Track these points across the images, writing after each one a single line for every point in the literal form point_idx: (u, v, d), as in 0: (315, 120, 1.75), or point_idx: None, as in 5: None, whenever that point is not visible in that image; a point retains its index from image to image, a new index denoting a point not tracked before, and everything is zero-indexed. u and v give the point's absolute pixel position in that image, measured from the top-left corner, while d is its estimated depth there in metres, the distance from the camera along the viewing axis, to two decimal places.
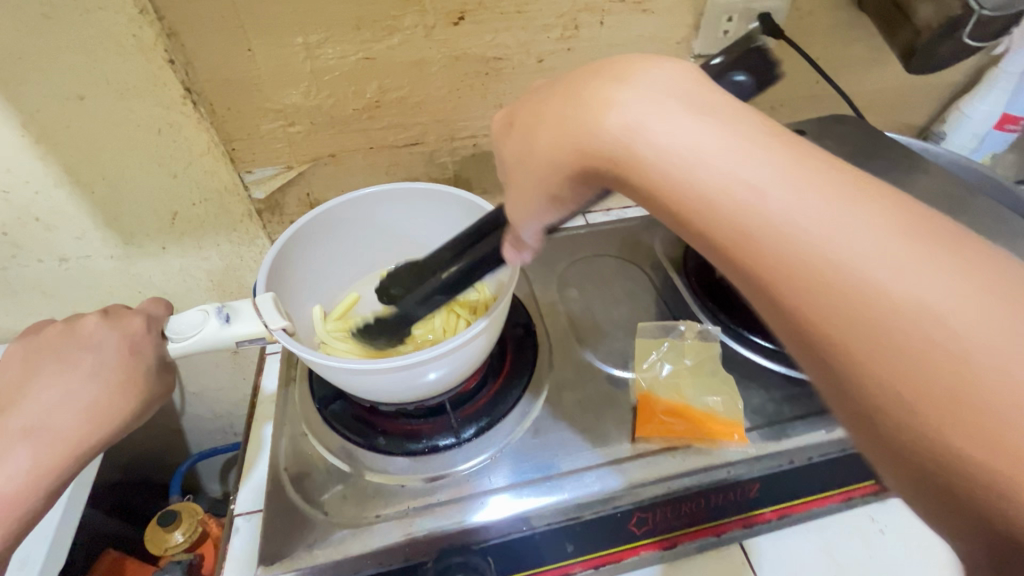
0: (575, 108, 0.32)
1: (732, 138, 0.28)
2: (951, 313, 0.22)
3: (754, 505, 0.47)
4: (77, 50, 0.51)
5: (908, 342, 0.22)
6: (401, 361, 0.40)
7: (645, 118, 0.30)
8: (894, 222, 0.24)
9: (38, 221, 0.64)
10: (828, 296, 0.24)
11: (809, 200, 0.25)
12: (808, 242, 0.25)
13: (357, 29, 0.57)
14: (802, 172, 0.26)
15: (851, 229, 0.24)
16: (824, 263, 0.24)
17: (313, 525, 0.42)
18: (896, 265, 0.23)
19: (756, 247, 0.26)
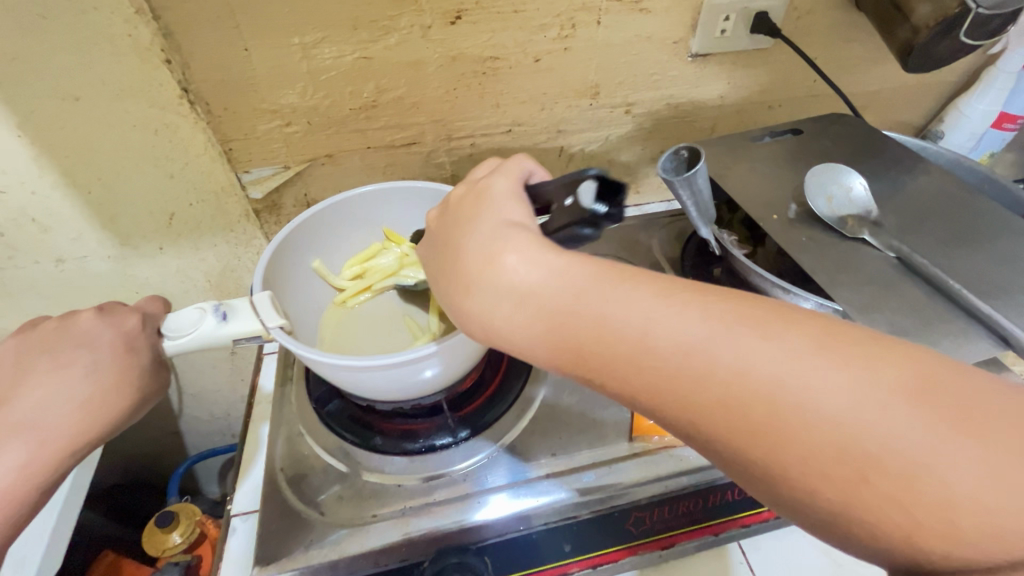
0: (459, 315, 0.34)
1: (583, 284, 0.31)
2: (786, 385, 0.26)
3: (753, 504, 0.47)
4: (73, 50, 0.51)
5: (765, 432, 0.26)
6: (398, 360, 0.40)
7: (504, 266, 0.32)
8: (716, 316, 0.29)
9: (34, 223, 0.64)
10: (705, 403, 0.28)
11: (665, 314, 0.29)
12: (674, 357, 0.29)
13: (353, 29, 0.57)
14: (643, 298, 0.30)
15: (701, 335, 0.28)
16: (693, 374, 0.28)
17: (310, 525, 0.42)
18: (741, 363, 0.27)
19: (693, 397, 0.28)
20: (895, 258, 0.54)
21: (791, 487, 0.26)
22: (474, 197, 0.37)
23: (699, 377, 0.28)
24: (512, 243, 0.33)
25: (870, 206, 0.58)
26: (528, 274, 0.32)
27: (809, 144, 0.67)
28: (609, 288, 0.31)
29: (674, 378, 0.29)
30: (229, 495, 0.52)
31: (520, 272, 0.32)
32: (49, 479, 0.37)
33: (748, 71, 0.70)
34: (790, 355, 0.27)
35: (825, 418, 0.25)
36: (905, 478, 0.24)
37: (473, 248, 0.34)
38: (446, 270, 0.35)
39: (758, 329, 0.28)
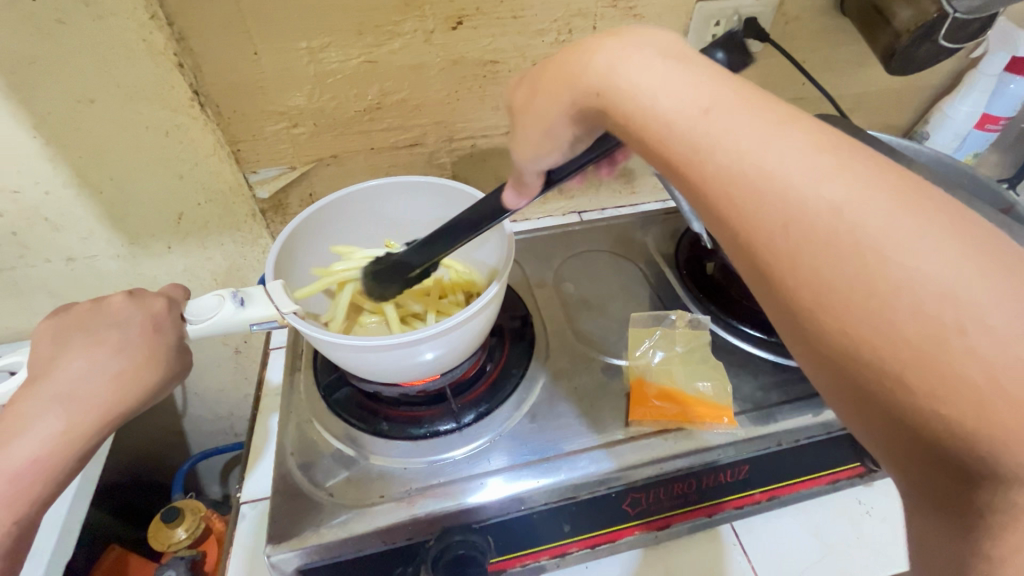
0: (558, 78, 0.35)
1: (703, 93, 0.29)
2: (894, 229, 0.22)
3: (744, 487, 0.49)
4: (90, 53, 0.53)
5: (845, 263, 0.23)
6: (401, 341, 0.42)
7: (623, 66, 0.32)
8: (837, 155, 0.25)
9: (47, 222, 0.66)
10: (774, 225, 0.25)
11: (780, 139, 0.26)
12: (753, 176, 0.25)
13: (359, 33, 0.59)
14: (760, 127, 0.26)
15: (797, 163, 0.25)
16: (764, 195, 0.25)
17: (319, 506, 0.43)
18: (836, 198, 0.24)
19: (759, 215, 0.25)
20: None
21: (836, 334, 0.23)
22: (608, 33, 0.35)
23: (780, 197, 0.25)
24: (639, 55, 0.32)
25: None
26: (642, 73, 0.31)
27: None
28: (728, 99, 0.28)
29: (725, 193, 0.26)
30: (238, 483, 0.54)
31: (639, 74, 0.31)
32: (82, 449, 0.39)
33: None
34: (903, 208, 0.23)
35: (918, 273, 0.21)
36: (973, 350, 0.20)
37: (589, 59, 0.33)
38: (556, 76, 0.35)
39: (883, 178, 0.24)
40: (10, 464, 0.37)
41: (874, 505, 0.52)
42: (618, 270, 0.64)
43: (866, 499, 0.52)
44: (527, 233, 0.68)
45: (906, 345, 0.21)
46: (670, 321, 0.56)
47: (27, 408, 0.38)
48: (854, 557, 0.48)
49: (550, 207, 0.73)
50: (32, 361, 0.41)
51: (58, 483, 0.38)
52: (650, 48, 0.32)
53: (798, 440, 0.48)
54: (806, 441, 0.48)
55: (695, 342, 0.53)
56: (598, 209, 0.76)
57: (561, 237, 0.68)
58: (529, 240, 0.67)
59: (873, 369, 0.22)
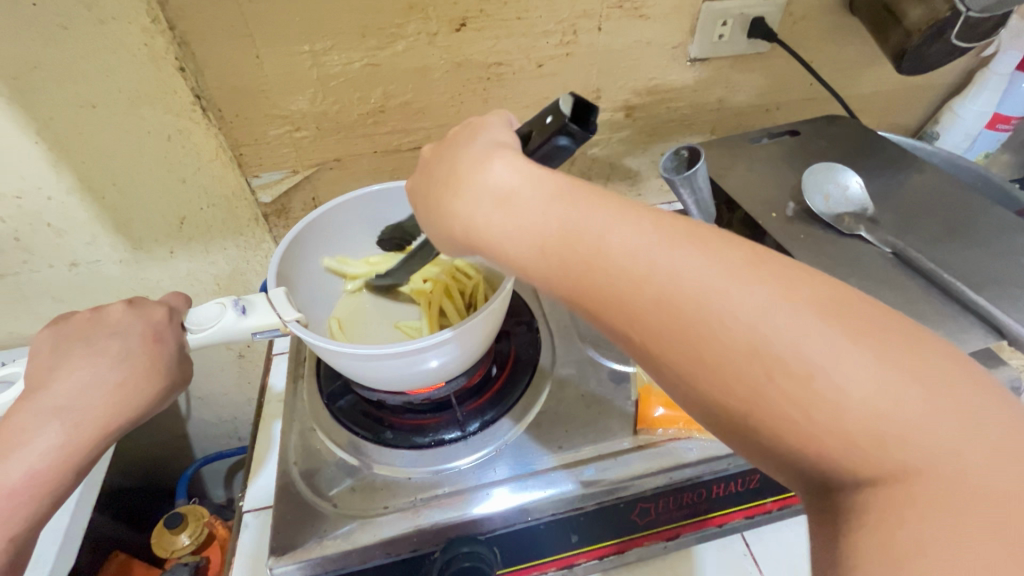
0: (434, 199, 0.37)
1: (550, 198, 0.32)
2: (742, 303, 0.26)
3: (755, 496, 0.48)
4: (92, 58, 0.53)
5: (714, 349, 0.26)
6: (406, 349, 0.41)
7: (477, 203, 0.34)
8: (679, 241, 0.29)
9: (50, 227, 0.66)
10: (651, 317, 0.28)
11: (627, 230, 0.30)
12: (620, 272, 0.29)
13: (362, 36, 0.59)
14: (610, 222, 0.30)
15: (654, 251, 0.28)
16: (635, 290, 0.28)
17: (323, 517, 0.43)
18: (688, 284, 0.27)
19: (651, 317, 0.28)
20: (890, 253, 0.56)
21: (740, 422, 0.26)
22: (455, 153, 0.37)
23: (649, 292, 0.28)
24: (486, 183, 0.34)
25: (867, 203, 0.60)
26: (494, 217, 0.33)
27: (807, 145, 0.68)
28: (573, 204, 0.31)
29: (607, 293, 0.29)
30: (241, 491, 0.53)
31: (497, 203, 0.33)
32: (82, 461, 0.39)
33: (746, 75, 0.72)
34: (737, 279, 0.26)
35: (766, 330, 0.25)
36: (852, 410, 0.23)
37: (450, 193, 0.35)
38: (430, 188, 0.38)
39: (725, 254, 0.28)
40: (9, 476, 0.36)
41: None
42: None
43: None
44: None
45: (777, 414, 0.24)
46: None
47: (27, 417, 0.38)
48: None
49: None
50: (30, 371, 0.40)
51: (59, 493, 0.38)
52: (502, 165, 0.34)
53: None
54: None
55: None
56: None
57: None
58: None
59: (756, 428, 0.25)
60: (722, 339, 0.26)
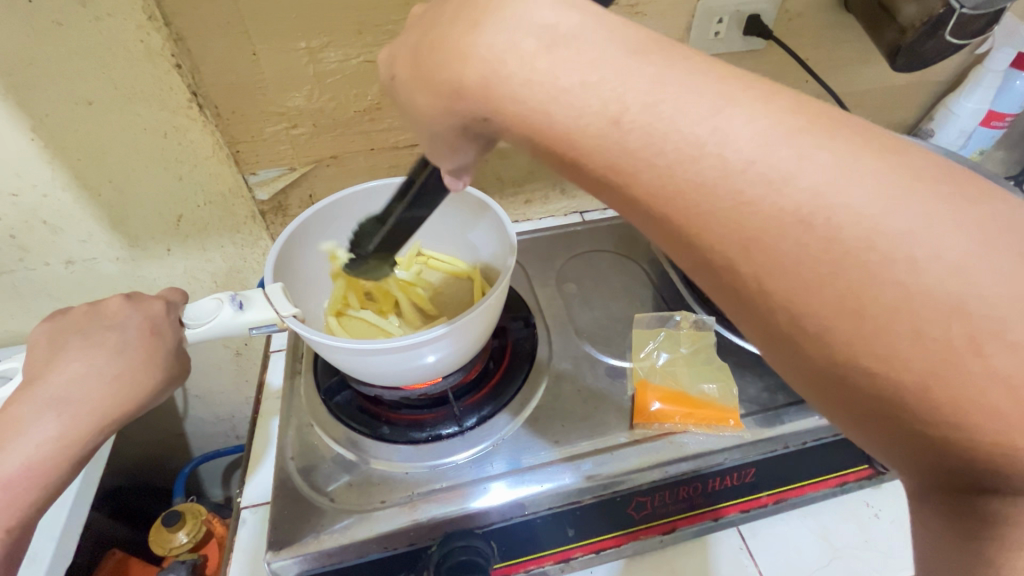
0: (442, 72, 0.31)
1: (624, 67, 0.26)
2: (858, 204, 0.21)
3: (751, 490, 0.48)
4: (87, 56, 0.53)
5: (850, 271, 0.21)
6: (403, 344, 0.41)
7: (510, 55, 0.28)
8: (809, 133, 0.23)
9: (46, 224, 0.66)
10: (743, 223, 0.23)
11: (730, 113, 0.24)
12: (709, 160, 0.23)
13: (358, 33, 0.59)
14: (712, 95, 0.24)
15: (770, 146, 0.23)
16: (733, 189, 0.23)
17: (320, 511, 0.43)
18: (818, 186, 0.22)
19: (767, 240, 0.23)
20: None
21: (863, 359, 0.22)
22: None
23: (748, 207, 0.23)
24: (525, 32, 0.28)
25: None
26: (533, 74, 0.27)
27: None
28: (646, 71, 0.25)
29: (676, 189, 0.24)
30: (238, 488, 0.53)
31: (538, 61, 0.27)
32: (80, 455, 0.38)
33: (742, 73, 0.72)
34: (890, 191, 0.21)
35: (920, 250, 0.21)
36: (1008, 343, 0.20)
37: (469, 46, 0.29)
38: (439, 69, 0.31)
39: (862, 146, 0.23)
40: (6, 470, 0.36)
41: (882, 508, 0.51)
42: (621, 271, 0.63)
43: (874, 501, 0.51)
44: (529, 234, 0.68)
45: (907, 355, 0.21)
46: (675, 323, 0.55)
47: (24, 412, 0.38)
48: (863, 560, 0.48)
49: (552, 207, 0.72)
50: (27, 368, 0.41)
51: (55, 489, 0.38)
52: (548, 1, 0.28)
53: (806, 442, 0.47)
54: (813, 444, 0.47)
55: (699, 343, 0.52)
56: (601, 209, 0.75)
57: (563, 237, 0.67)
58: (532, 241, 0.67)
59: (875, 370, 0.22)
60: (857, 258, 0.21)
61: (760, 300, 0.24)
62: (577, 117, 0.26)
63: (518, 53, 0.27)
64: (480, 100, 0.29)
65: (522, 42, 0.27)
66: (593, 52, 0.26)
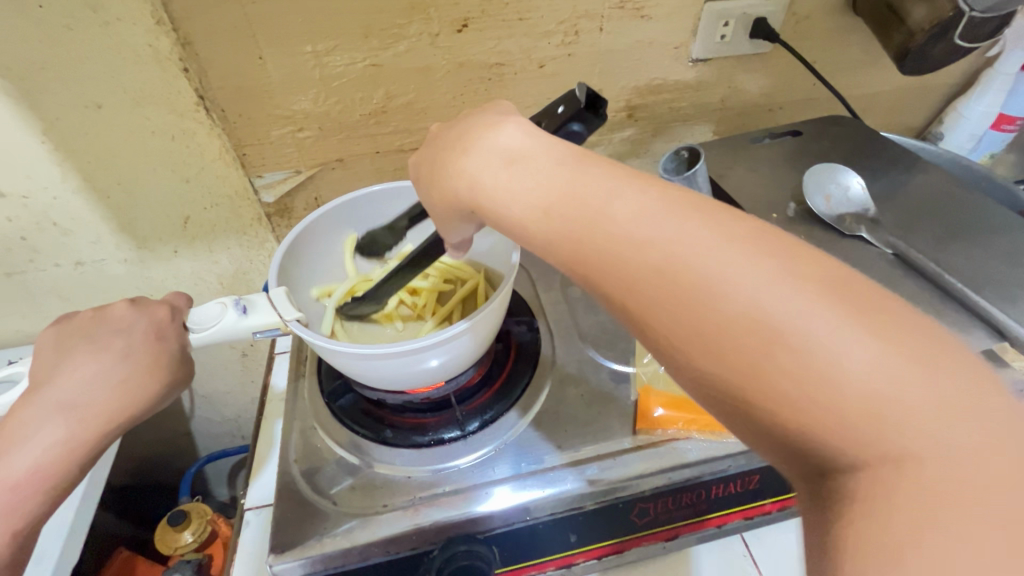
0: (444, 177, 0.37)
1: (558, 167, 0.32)
2: (743, 291, 0.24)
3: (755, 497, 0.47)
4: (97, 59, 0.53)
5: (731, 345, 0.24)
6: (406, 349, 0.41)
7: (484, 172, 0.34)
8: (743, 244, 0.26)
9: (56, 226, 0.66)
10: (682, 315, 0.26)
11: (622, 201, 0.29)
12: (644, 255, 0.28)
13: (364, 37, 0.59)
14: (645, 192, 0.29)
15: (651, 227, 0.28)
16: (668, 282, 0.27)
17: (323, 514, 0.43)
18: (740, 289, 0.25)
19: (667, 314, 0.26)
20: (892, 255, 0.56)
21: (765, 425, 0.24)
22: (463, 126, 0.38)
23: (685, 300, 0.26)
24: (490, 154, 0.34)
25: (868, 203, 0.59)
26: (504, 186, 0.33)
27: (808, 146, 0.69)
28: (573, 173, 0.31)
29: (605, 263, 0.29)
30: (242, 490, 0.53)
31: (502, 174, 0.33)
32: (86, 456, 0.39)
33: (748, 76, 0.71)
34: (806, 299, 0.24)
35: (797, 332, 0.23)
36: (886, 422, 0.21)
37: (461, 167, 0.36)
38: (434, 174, 0.39)
39: (756, 247, 0.26)
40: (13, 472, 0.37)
41: None
42: None
43: None
44: (534, 237, 0.68)
45: (830, 440, 0.22)
46: None
47: (32, 413, 0.38)
48: None
49: None
50: (34, 369, 0.41)
51: (62, 489, 0.38)
52: (515, 130, 0.35)
53: None
54: None
55: None
56: None
57: None
58: (537, 244, 0.66)
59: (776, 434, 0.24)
60: (773, 353, 0.24)
61: (678, 365, 0.27)
62: (530, 212, 0.32)
63: (493, 173, 0.34)
64: (469, 206, 0.36)
65: (494, 160, 0.34)
66: (534, 160, 0.33)
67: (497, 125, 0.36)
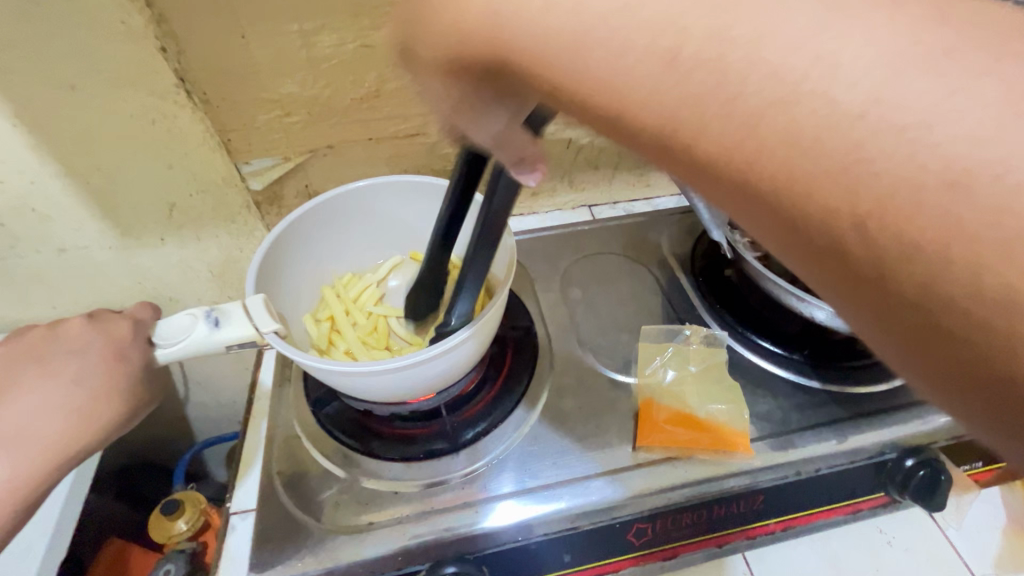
0: (452, 11, 0.27)
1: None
2: (928, 131, 0.19)
3: (759, 517, 0.45)
4: (66, 38, 0.49)
5: (897, 202, 0.19)
6: (393, 366, 0.39)
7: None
8: (955, 62, 0.19)
9: (35, 212, 0.63)
10: (848, 173, 0.20)
11: (813, 24, 0.20)
12: (785, 78, 0.20)
13: (354, 16, 0.55)
14: (806, 1, 0.20)
15: (850, 42, 0.19)
16: (809, 115, 0.20)
17: (306, 531, 0.42)
18: (928, 102, 0.19)
19: (826, 176, 0.20)
20: None
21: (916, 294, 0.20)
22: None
23: (830, 114, 0.20)
24: None
25: None
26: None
27: None
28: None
29: (746, 129, 0.21)
30: None
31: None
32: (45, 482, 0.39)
33: None
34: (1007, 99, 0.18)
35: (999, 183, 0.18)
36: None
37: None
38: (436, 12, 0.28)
39: (966, 64, 0.19)
40: None
41: (896, 535, 0.48)
42: (630, 275, 0.60)
43: (887, 528, 0.49)
44: (534, 232, 0.64)
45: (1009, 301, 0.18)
46: (684, 337, 0.51)
47: None
48: None
49: (559, 202, 0.69)
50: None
51: None
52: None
53: (820, 469, 0.45)
54: (828, 471, 0.45)
55: (711, 360, 0.49)
56: (611, 204, 0.71)
57: (569, 236, 0.64)
58: (536, 241, 0.63)
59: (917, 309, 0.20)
60: (957, 190, 0.18)
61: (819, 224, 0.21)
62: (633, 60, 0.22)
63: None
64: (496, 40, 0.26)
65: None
66: None
67: None
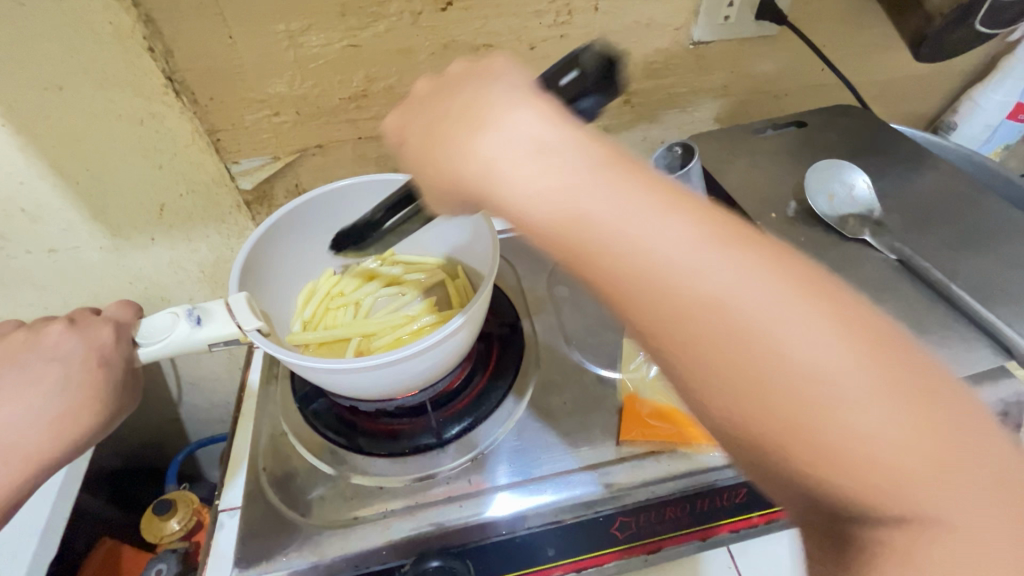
0: (444, 156, 0.31)
1: (589, 173, 0.27)
2: (767, 333, 0.24)
3: (742, 510, 0.46)
4: (53, 39, 0.50)
5: (765, 381, 0.24)
6: (361, 365, 0.39)
7: (505, 158, 0.28)
8: (795, 288, 0.24)
9: (24, 213, 0.63)
10: (722, 360, 0.24)
11: (675, 239, 0.26)
12: (659, 279, 0.25)
13: (341, 15, 0.55)
14: (667, 220, 0.26)
15: (714, 267, 0.25)
16: (684, 306, 0.25)
17: (293, 527, 0.42)
18: (767, 318, 0.24)
19: (704, 361, 0.25)
20: (897, 261, 0.55)
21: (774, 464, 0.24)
22: (473, 91, 0.32)
23: (702, 313, 0.25)
24: (514, 136, 0.29)
25: (874, 205, 0.58)
26: (522, 176, 0.28)
27: (813, 138, 0.67)
28: (611, 183, 0.27)
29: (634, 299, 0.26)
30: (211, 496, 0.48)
31: (525, 166, 0.28)
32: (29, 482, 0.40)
33: (754, 59, 0.67)
34: (842, 330, 0.24)
35: (831, 386, 0.23)
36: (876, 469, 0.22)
37: (472, 146, 0.29)
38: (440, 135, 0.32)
39: (801, 288, 0.25)
40: None
41: None
42: None
43: None
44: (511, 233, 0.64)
45: (825, 459, 0.23)
46: None
47: None
48: None
49: None
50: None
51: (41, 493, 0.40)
52: (529, 113, 0.29)
53: None
54: None
55: None
56: None
57: None
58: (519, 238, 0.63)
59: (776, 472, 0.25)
60: (797, 391, 0.23)
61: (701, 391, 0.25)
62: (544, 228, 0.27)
63: (508, 152, 0.28)
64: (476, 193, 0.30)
65: (514, 138, 0.28)
66: (557, 147, 0.28)
67: (513, 103, 0.30)
